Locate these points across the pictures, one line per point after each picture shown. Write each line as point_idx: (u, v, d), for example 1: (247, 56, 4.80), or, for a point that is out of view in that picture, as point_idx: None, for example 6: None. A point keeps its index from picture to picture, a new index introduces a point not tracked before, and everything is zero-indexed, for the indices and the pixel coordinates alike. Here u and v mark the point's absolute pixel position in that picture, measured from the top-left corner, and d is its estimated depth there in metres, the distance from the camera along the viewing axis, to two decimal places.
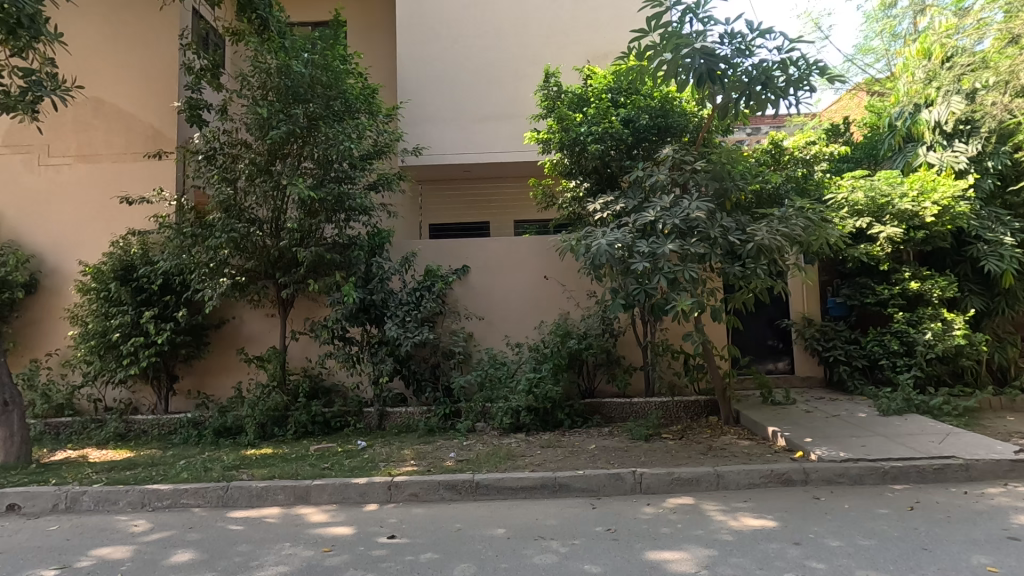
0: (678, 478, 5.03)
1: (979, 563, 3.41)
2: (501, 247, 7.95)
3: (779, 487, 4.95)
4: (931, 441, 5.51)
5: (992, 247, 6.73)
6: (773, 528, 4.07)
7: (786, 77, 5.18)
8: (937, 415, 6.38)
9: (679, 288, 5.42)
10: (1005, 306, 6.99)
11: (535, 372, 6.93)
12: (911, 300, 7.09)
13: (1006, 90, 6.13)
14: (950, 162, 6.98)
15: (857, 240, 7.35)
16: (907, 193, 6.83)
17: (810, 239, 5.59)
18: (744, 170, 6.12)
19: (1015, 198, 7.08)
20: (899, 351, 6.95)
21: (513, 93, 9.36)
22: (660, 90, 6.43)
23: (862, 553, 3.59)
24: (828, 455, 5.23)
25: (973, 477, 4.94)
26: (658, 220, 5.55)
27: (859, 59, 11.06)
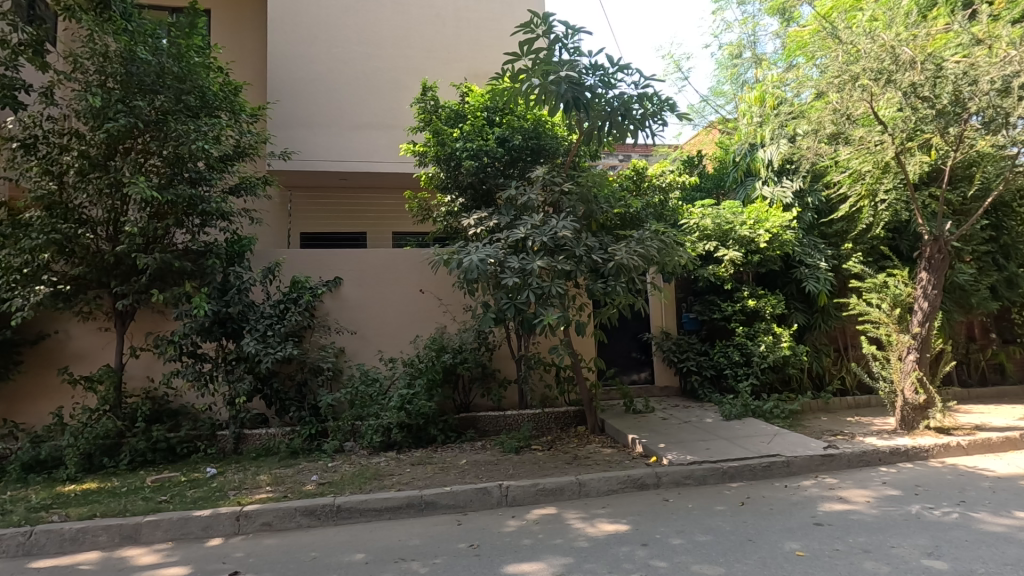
0: (543, 488, 5.17)
1: (791, 549, 3.86)
2: (376, 258, 7.73)
3: (634, 492, 5.28)
4: (762, 441, 6.22)
5: (812, 270, 7.80)
6: (625, 531, 4.32)
7: (642, 111, 5.64)
8: (769, 418, 7.21)
9: (547, 304, 5.61)
10: (821, 322, 8.12)
11: (408, 388, 6.78)
12: (749, 316, 7.98)
13: (816, 137, 6.63)
14: (779, 197, 8.09)
15: (706, 261, 8.15)
16: (746, 221, 7.73)
17: (663, 259, 6.07)
18: (609, 194, 6.60)
19: (828, 229, 8.33)
20: (739, 361, 7.79)
21: (392, 103, 9.23)
22: (534, 113, 6.70)
23: (698, 549, 3.92)
24: (677, 458, 5.69)
25: (793, 471, 5.63)
26: (528, 237, 5.76)
27: (712, 100, 12.35)
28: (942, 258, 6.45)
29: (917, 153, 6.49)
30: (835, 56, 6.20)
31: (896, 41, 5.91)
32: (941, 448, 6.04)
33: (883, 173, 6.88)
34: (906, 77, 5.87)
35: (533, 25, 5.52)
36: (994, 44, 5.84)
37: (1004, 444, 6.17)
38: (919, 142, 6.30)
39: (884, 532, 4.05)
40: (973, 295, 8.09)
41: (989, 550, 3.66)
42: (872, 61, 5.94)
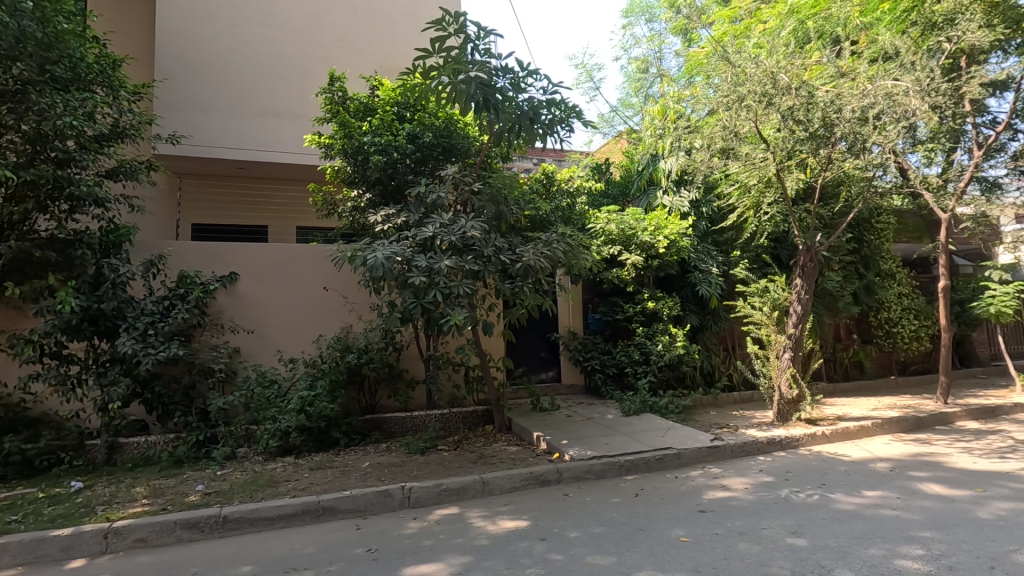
0: (446, 489, 5.15)
1: (677, 535, 4.12)
2: (277, 254, 7.33)
3: (536, 488, 5.40)
4: (656, 436, 6.60)
5: (705, 275, 8.40)
6: (525, 527, 4.40)
7: (551, 116, 5.78)
8: (664, 413, 7.64)
9: (454, 303, 5.60)
10: (713, 323, 8.76)
11: (309, 390, 6.49)
12: (649, 317, 8.44)
13: (709, 151, 7.15)
14: (677, 206, 8.66)
15: (611, 264, 8.51)
16: (647, 227, 8.18)
17: (569, 261, 6.23)
18: (519, 196, 6.71)
19: (720, 237, 9.01)
20: (639, 360, 8.21)
21: (298, 91, 8.80)
22: (445, 111, 6.67)
23: (593, 540, 4.08)
24: (578, 454, 5.89)
25: (683, 463, 6.02)
26: (436, 236, 5.71)
27: (621, 111, 12.92)
28: (813, 266, 7.18)
29: (794, 171, 7.15)
30: (726, 77, 6.71)
31: (776, 67, 6.49)
32: (809, 437, 6.71)
33: (766, 187, 7.55)
34: (785, 100, 6.46)
35: (445, 22, 5.49)
36: (855, 77, 6.59)
37: (859, 432, 6.96)
38: (796, 161, 6.97)
39: (758, 515, 4.43)
40: (839, 300, 9.06)
41: (841, 526, 4.11)
42: (757, 84, 6.49)
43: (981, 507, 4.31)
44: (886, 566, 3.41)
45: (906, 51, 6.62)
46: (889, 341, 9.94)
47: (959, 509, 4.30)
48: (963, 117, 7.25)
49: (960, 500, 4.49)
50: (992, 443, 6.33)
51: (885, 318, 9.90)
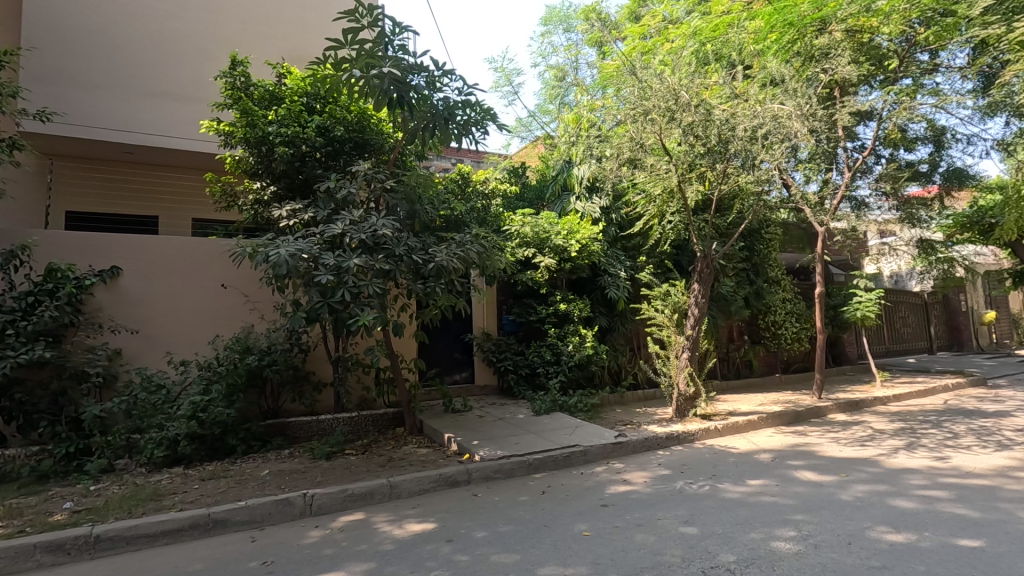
0: (351, 494, 4.99)
1: (580, 530, 4.26)
2: (168, 247, 6.78)
3: (445, 490, 5.38)
4: (565, 434, 6.79)
5: (613, 279, 8.78)
6: (431, 530, 4.36)
7: (466, 117, 5.79)
8: (573, 412, 7.87)
9: (364, 303, 5.43)
10: (620, 324, 9.15)
11: (203, 395, 6.04)
12: (561, 318, 8.67)
13: (617, 161, 7.49)
14: (589, 211, 8.99)
15: (525, 267, 8.66)
16: (560, 231, 8.41)
17: (483, 262, 6.24)
18: (433, 196, 6.66)
19: (628, 243, 9.44)
20: (550, 360, 8.42)
21: (196, 73, 8.18)
22: (358, 105, 6.48)
23: (499, 539, 4.12)
24: (488, 454, 5.93)
25: (589, 459, 6.25)
26: (345, 234, 5.52)
27: (539, 116, 13.19)
28: (710, 272, 7.72)
29: (695, 183, 7.65)
30: (634, 91, 7.06)
31: (679, 85, 6.91)
32: (703, 431, 7.20)
33: (669, 198, 8.02)
34: (686, 116, 6.91)
35: (358, 14, 5.32)
36: (748, 99, 7.16)
37: (747, 425, 7.57)
38: (696, 174, 7.46)
39: (654, 507, 4.69)
40: (732, 304, 9.81)
41: (727, 513, 4.45)
42: (661, 100, 6.89)
43: (844, 490, 4.83)
44: (763, 548, 3.73)
45: (790, 79, 7.30)
46: (774, 342, 10.88)
47: (826, 493, 4.80)
48: (837, 142, 8.10)
49: (827, 485, 5.01)
50: (855, 432, 7.13)
51: (772, 321, 10.82)
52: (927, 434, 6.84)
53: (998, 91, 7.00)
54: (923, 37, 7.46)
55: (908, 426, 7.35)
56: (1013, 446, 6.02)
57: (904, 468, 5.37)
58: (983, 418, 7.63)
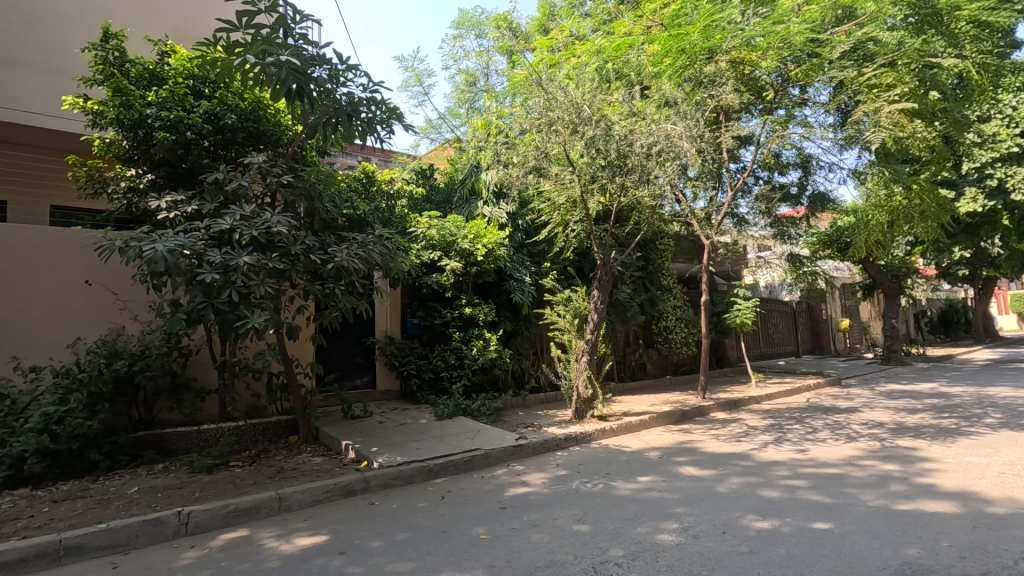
0: (235, 509, 4.65)
1: (477, 534, 4.27)
2: (19, 238, 5.97)
3: (340, 499, 5.17)
4: (466, 438, 6.79)
5: (519, 284, 8.95)
6: (323, 542, 4.17)
7: (370, 114, 5.64)
8: (476, 415, 7.89)
9: (254, 305, 5.08)
10: (524, 329, 9.33)
11: (59, 405, 5.36)
12: (465, 322, 8.66)
13: (523, 168, 7.66)
14: (496, 217, 9.13)
15: (431, 269, 8.58)
16: (467, 235, 8.43)
17: (386, 265, 6.07)
18: (335, 194, 6.40)
19: (533, 249, 9.68)
20: (454, 364, 8.39)
21: (60, 42, 7.28)
22: (252, 93, 6.08)
23: (395, 548, 4.03)
24: (387, 461, 5.79)
25: (490, 462, 6.29)
26: (235, 230, 5.15)
27: (449, 120, 13.16)
28: (609, 280, 8.11)
29: (597, 194, 8.00)
30: (540, 101, 7.27)
31: (581, 99, 7.21)
32: (599, 432, 7.52)
33: (573, 207, 8.32)
34: (588, 129, 7.22)
35: None
36: (644, 118, 7.62)
37: (639, 424, 8.02)
38: (597, 185, 7.80)
39: (551, 507, 4.81)
40: (629, 310, 10.35)
41: (617, 509, 4.68)
42: (565, 112, 7.16)
43: (721, 483, 5.25)
44: (649, 541, 3.95)
45: (682, 102, 7.86)
46: (666, 346, 11.62)
47: (705, 486, 5.18)
48: (722, 162, 8.84)
49: (706, 479, 5.42)
50: (732, 429, 7.79)
51: (664, 326, 11.56)
52: (791, 429, 7.62)
53: (852, 127, 7.99)
54: (795, 74, 8.34)
55: (777, 423, 8.15)
56: (858, 438, 6.87)
57: (772, 461, 5.95)
58: (836, 413, 8.65)
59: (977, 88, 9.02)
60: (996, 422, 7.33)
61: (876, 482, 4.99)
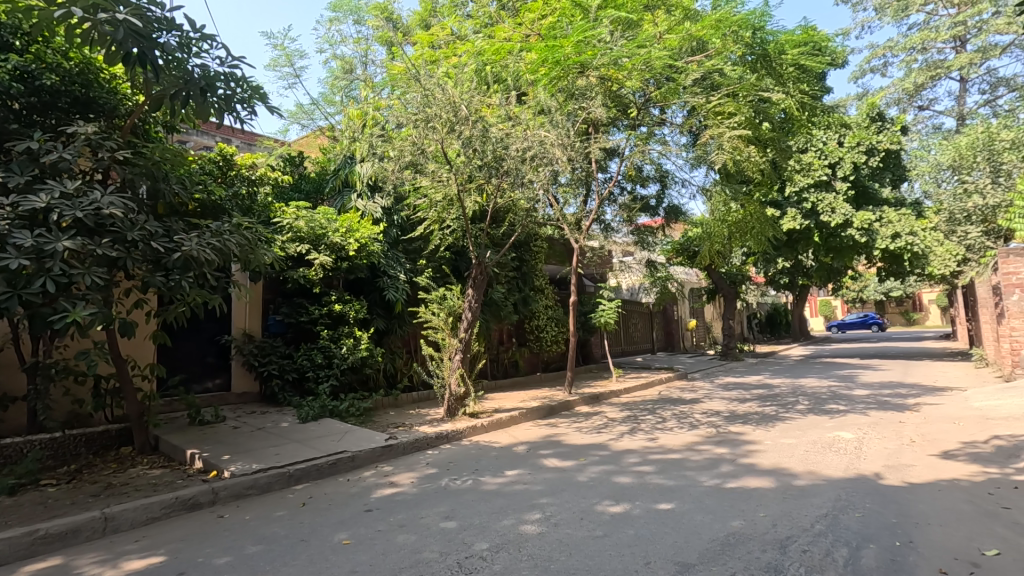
0: (45, 536, 3.99)
1: (340, 539, 4.09)
2: None
3: (182, 515, 4.66)
4: (332, 440, 6.49)
5: (393, 281, 8.78)
6: (159, 563, 3.73)
7: (228, 91, 5.16)
8: (343, 417, 7.56)
9: (77, 297, 4.39)
10: (397, 327, 9.15)
11: None
12: (335, 319, 8.27)
13: (398, 164, 7.55)
14: (370, 211, 8.87)
15: (297, 263, 8.08)
16: (338, 228, 8.05)
17: (244, 257, 5.56)
18: (184, 176, 5.75)
19: (409, 246, 9.59)
20: (321, 364, 7.95)
21: None
22: (80, 52, 5.26)
23: (245, 562, 3.72)
24: (240, 469, 5.34)
25: (356, 465, 6.07)
26: (52, 210, 4.41)
27: (322, 106, 12.48)
28: (484, 280, 8.27)
29: (474, 194, 8.09)
30: (417, 97, 7.20)
31: (459, 98, 7.23)
32: (470, 429, 7.61)
33: (449, 205, 8.32)
34: (465, 129, 7.29)
35: None
36: (520, 123, 7.86)
37: (509, 420, 8.25)
38: (474, 185, 7.89)
39: (418, 506, 4.77)
40: (503, 309, 10.60)
41: (484, 504, 4.77)
42: (442, 110, 7.15)
43: (581, 473, 5.59)
44: (513, 533, 4.08)
45: (556, 111, 8.22)
46: (537, 344, 12.09)
47: (567, 476, 5.48)
48: (591, 172, 9.40)
49: (568, 469, 5.73)
50: (594, 422, 8.31)
51: (535, 326, 12.02)
52: (644, 419, 8.34)
53: (701, 148, 8.95)
54: (655, 96, 9.13)
55: (633, 414, 8.85)
56: (699, 425, 7.71)
57: (626, 450, 6.46)
58: (682, 404, 9.63)
59: (797, 124, 10.57)
60: (804, 408, 8.65)
61: (710, 464, 5.64)
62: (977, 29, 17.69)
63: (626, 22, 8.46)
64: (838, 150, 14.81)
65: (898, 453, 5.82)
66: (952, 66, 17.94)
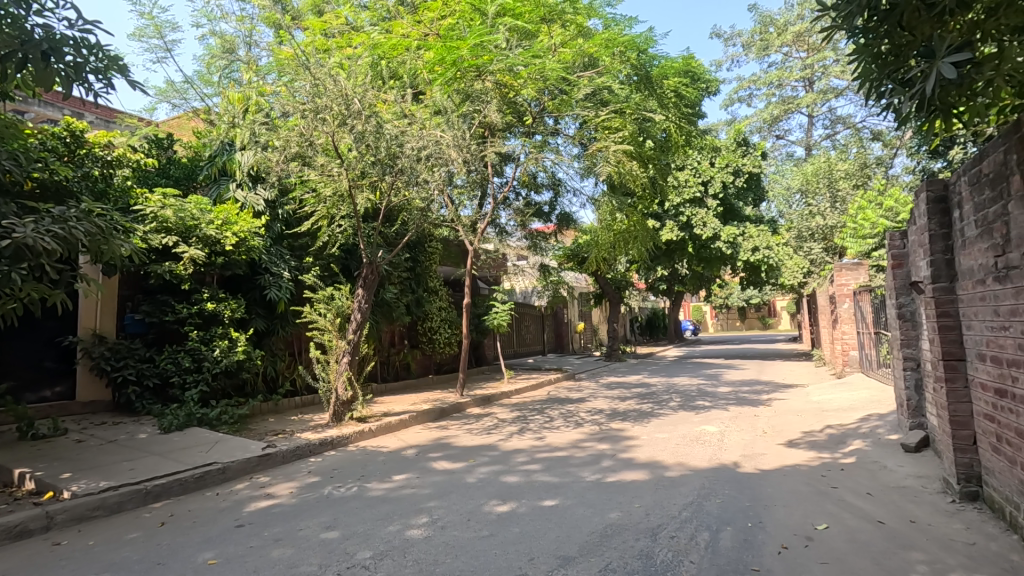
0: None
1: (204, 559, 3.75)
2: None
3: (6, 545, 4.00)
4: (199, 451, 5.93)
5: (275, 278, 8.28)
6: None
7: (79, 60, 4.53)
8: (214, 426, 6.93)
9: None
10: (280, 328, 8.59)
11: None
12: (206, 319, 7.58)
13: (282, 154, 7.17)
14: (251, 203, 8.27)
15: (163, 257, 7.31)
16: (213, 220, 7.38)
17: (95, 248, 4.88)
18: (20, 152, 4.95)
19: (295, 242, 9.09)
20: (190, 368, 7.19)
21: None
22: None
23: None
24: (84, 489, 4.70)
25: (228, 477, 5.60)
26: None
27: (197, 85, 11.42)
28: (375, 279, 8.04)
29: (366, 191, 7.84)
30: (305, 85, 6.88)
31: (352, 91, 6.98)
32: (357, 434, 7.33)
33: (339, 201, 7.99)
34: (357, 124, 7.03)
35: None
36: (415, 121, 7.76)
37: (398, 424, 8.07)
38: (367, 182, 7.65)
39: (297, 518, 4.50)
40: (395, 310, 10.36)
41: (369, 511, 4.62)
42: (333, 102, 6.87)
43: (470, 474, 5.61)
44: (398, 539, 3.99)
45: (452, 112, 8.21)
46: (430, 346, 11.98)
47: (456, 478, 5.47)
48: (487, 176, 9.52)
49: (457, 471, 5.73)
50: (484, 423, 8.40)
51: (428, 327, 11.90)
52: (533, 419, 8.58)
53: (590, 159, 9.42)
54: (549, 107, 9.47)
55: (522, 414, 9.06)
56: (584, 423, 8.09)
57: (515, 449, 6.60)
58: (569, 403, 10.04)
59: (675, 144, 11.52)
60: (676, 405, 9.40)
61: (592, 460, 5.94)
62: (821, 73, 20.41)
63: (523, 32, 8.69)
64: (710, 170, 16.33)
65: (752, 443, 6.52)
66: (801, 103, 20.52)
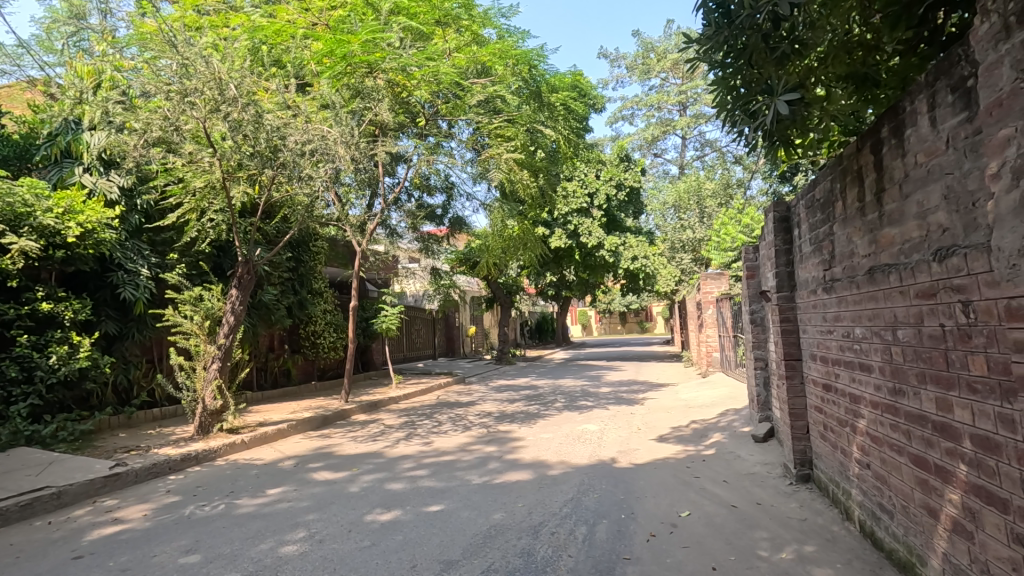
0: None
1: None
2: None
3: None
4: (27, 475, 5.11)
5: (131, 276, 7.45)
6: None
7: None
8: (49, 445, 6.04)
9: None
10: (135, 332, 7.72)
11: None
12: (40, 322, 6.57)
13: (140, 136, 6.44)
14: (103, 190, 7.33)
15: None
16: (52, 208, 6.38)
17: None
18: None
19: (156, 236, 8.20)
20: (17, 378, 6.15)
21: None
22: None
23: None
24: None
25: (64, 503, 4.88)
26: None
27: (35, 51, 9.88)
28: (250, 279, 7.48)
29: (243, 184, 7.26)
30: (171, 65, 6.25)
31: (227, 75, 6.45)
32: (227, 446, 6.74)
33: (211, 193, 7.33)
34: (232, 111, 6.50)
35: None
36: (300, 114, 7.34)
37: (275, 434, 7.56)
38: (243, 174, 7.09)
39: (150, 543, 4.04)
40: (273, 313, 9.69)
41: (238, 529, 4.27)
42: (204, 85, 6.30)
43: (352, 483, 5.40)
44: (270, 557, 3.73)
45: (340, 107, 7.89)
46: (312, 351, 11.37)
47: (336, 489, 5.24)
48: (378, 175, 9.25)
49: (339, 481, 5.48)
50: (370, 430, 8.13)
51: (311, 331, 11.30)
52: (421, 424, 8.46)
53: (483, 165, 9.52)
54: (443, 110, 9.43)
55: (410, 420, 8.91)
56: (472, 427, 8.12)
57: (401, 456, 6.46)
58: (458, 407, 10.04)
59: (565, 155, 12.03)
60: (561, 406, 9.77)
61: (479, 462, 5.99)
62: (694, 99, 22.44)
63: (418, 33, 8.58)
64: (596, 182, 17.24)
65: (628, 440, 6.97)
66: (677, 126, 22.41)
